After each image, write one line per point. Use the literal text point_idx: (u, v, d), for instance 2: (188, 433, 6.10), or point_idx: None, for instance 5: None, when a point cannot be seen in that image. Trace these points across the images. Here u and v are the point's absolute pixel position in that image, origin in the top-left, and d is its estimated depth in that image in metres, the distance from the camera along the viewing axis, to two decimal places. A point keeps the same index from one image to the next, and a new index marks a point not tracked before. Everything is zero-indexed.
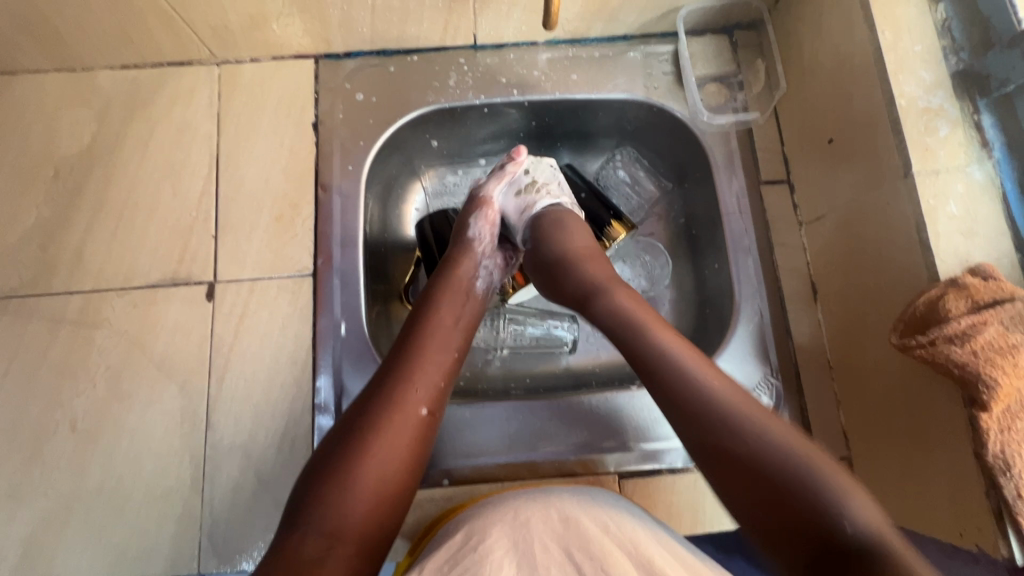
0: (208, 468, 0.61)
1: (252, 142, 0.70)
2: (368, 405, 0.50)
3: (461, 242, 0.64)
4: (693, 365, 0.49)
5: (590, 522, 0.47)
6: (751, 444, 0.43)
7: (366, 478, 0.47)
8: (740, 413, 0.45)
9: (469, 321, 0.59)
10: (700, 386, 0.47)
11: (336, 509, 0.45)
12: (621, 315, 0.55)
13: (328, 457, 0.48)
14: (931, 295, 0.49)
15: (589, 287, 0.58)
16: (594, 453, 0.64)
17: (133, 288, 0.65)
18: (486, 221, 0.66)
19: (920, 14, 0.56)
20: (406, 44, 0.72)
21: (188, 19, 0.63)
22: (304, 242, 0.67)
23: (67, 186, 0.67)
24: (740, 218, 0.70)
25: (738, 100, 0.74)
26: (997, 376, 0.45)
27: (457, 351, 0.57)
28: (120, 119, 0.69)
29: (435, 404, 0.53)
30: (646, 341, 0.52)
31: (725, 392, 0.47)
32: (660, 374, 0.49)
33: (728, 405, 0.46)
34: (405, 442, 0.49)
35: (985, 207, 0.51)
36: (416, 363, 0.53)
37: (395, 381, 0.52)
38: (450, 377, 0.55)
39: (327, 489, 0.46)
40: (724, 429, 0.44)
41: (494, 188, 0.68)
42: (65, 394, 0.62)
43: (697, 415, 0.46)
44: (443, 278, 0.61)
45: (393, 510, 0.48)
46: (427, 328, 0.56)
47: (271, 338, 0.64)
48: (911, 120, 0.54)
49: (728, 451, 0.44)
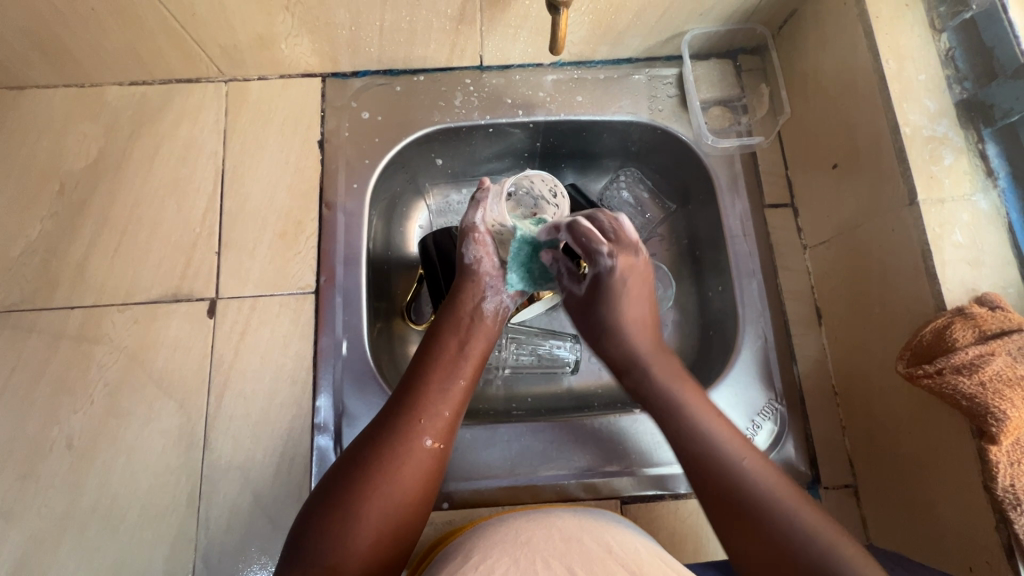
0: (205, 488, 0.60)
1: (258, 159, 0.70)
2: (375, 439, 0.50)
3: (461, 272, 0.62)
4: (730, 447, 0.51)
5: (592, 541, 0.46)
6: (770, 533, 0.46)
7: (370, 516, 0.46)
8: (765, 498, 0.47)
9: (479, 350, 0.59)
10: (736, 469, 0.49)
11: (339, 544, 0.45)
12: (663, 393, 0.56)
13: (332, 490, 0.48)
14: (938, 324, 0.49)
15: (629, 360, 0.59)
16: (596, 477, 0.63)
17: (135, 303, 0.65)
18: (481, 246, 0.62)
19: (923, 44, 0.56)
20: (412, 64, 0.72)
21: (197, 38, 0.64)
22: (307, 259, 0.67)
23: (73, 200, 0.67)
24: (745, 241, 0.70)
25: (742, 124, 0.74)
26: (1007, 409, 0.44)
27: (466, 381, 0.56)
28: (128, 134, 0.70)
29: (443, 436, 0.52)
30: (683, 417, 0.53)
31: (755, 470, 0.49)
32: (696, 452, 0.51)
33: (725, 463, 0.50)
34: (412, 478, 0.49)
35: (990, 235, 0.51)
36: (422, 395, 0.53)
37: (404, 413, 0.52)
38: (458, 407, 0.54)
39: (332, 523, 0.46)
40: (744, 504, 0.47)
41: (478, 211, 0.62)
42: (63, 411, 0.61)
43: (721, 484, 0.49)
44: (450, 306, 0.60)
45: (397, 547, 0.47)
46: (435, 357, 0.56)
47: (271, 356, 0.64)
48: (915, 148, 0.54)
49: (751, 538, 0.46)
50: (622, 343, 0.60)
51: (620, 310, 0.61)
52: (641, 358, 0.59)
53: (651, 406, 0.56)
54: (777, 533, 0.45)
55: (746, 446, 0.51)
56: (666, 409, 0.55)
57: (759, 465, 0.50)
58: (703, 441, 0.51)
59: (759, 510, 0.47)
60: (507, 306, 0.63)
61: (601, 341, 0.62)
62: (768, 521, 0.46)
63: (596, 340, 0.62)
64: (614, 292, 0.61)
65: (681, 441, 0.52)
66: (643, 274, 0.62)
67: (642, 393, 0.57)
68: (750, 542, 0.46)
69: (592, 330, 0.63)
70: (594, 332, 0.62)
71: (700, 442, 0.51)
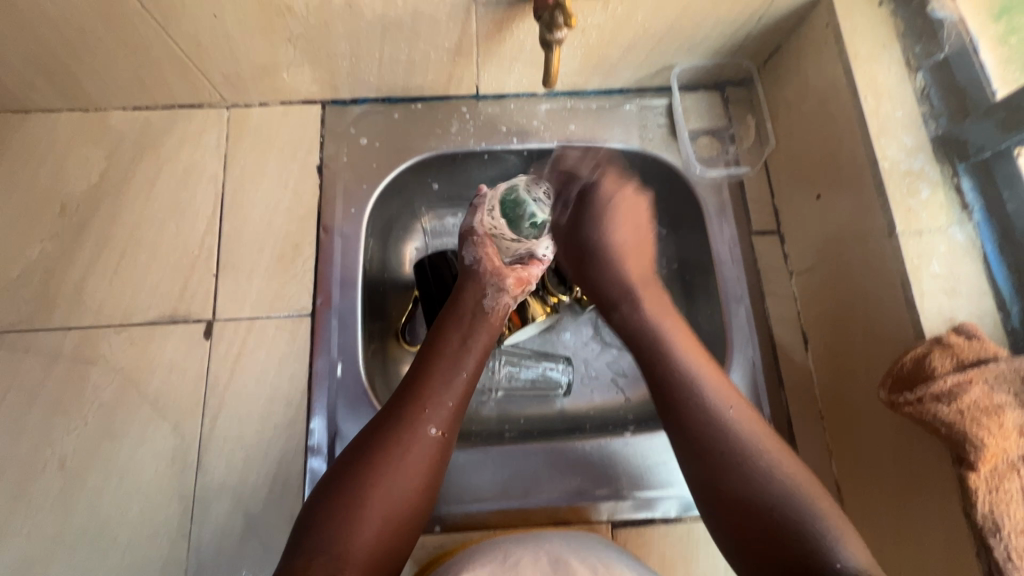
0: (198, 510, 0.60)
1: (258, 183, 0.71)
2: (380, 430, 0.51)
3: (463, 273, 0.65)
4: (715, 396, 0.52)
5: (582, 566, 0.47)
6: (748, 487, 0.47)
7: (375, 501, 0.47)
8: (749, 450, 0.49)
9: (482, 345, 0.60)
10: (718, 413, 0.51)
11: (346, 528, 0.45)
12: (656, 334, 0.59)
13: (339, 478, 0.48)
14: (917, 353, 0.51)
15: (621, 294, 0.64)
16: (587, 501, 0.64)
17: (132, 324, 0.65)
18: (478, 245, 0.66)
19: (900, 82, 0.59)
20: (410, 92, 0.74)
21: (202, 67, 0.66)
22: (304, 282, 0.68)
23: (73, 222, 0.68)
24: (734, 267, 0.72)
25: (729, 153, 0.76)
26: (983, 436, 0.46)
27: (469, 374, 0.57)
28: (130, 157, 0.71)
29: (447, 426, 0.53)
30: (673, 366, 0.55)
31: (742, 424, 0.51)
32: (678, 391, 0.53)
33: (708, 406, 0.52)
34: (417, 466, 0.50)
35: (966, 266, 0.53)
36: (428, 387, 0.54)
37: (408, 403, 0.53)
38: (462, 398, 0.55)
39: (336, 512, 0.46)
40: (722, 447, 0.50)
41: (476, 216, 0.67)
42: (57, 431, 0.61)
43: (700, 432, 0.51)
44: (453, 303, 0.62)
45: (403, 535, 0.48)
46: (439, 349, 0.58)
47: (266, 378, 0.64)
48: (893, 182, 0.56)
49: (721, 490, 0.48)
50: (609, 272, 0.65)
51: (604, 229, 0.67)
52: (631, 296, 0.63)
53: (642, 343, 0.59)
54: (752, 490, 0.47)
55: (737, 400, 0.53)
56: (656, 355, 0.57)
57: (748, 419, 0.51)
58: (684, 381, 0.54)
59: (735, 465, 0.48)
60: (509, 306, 0.64)
61: (586, 259, 0.66)
62: (754, 470, 0.48)
63: (580, 265, 0.67)
64: (602, 208, 0.68)
65: (666, 386, 0.54)
66: (637, 199, 0.69)
67: (632, 330, 0.61)
68: (721, 500, 0.48)
69: (575, 247, 0.67)
70: (579, 250, 0.67)
71: (681, 382, 0.54)
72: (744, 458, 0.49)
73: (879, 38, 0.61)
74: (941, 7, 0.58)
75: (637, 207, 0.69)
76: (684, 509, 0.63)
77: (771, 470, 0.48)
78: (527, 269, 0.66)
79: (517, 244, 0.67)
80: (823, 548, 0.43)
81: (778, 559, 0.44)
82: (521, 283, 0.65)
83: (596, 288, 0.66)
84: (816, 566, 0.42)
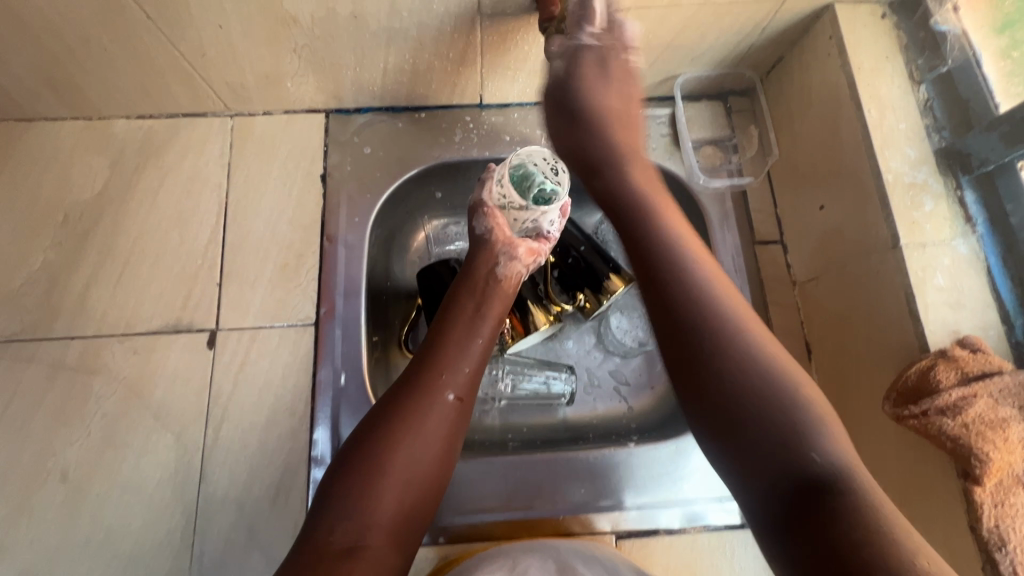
0: (201, 521, 0.60)
1: (261, 192, 0.72)
2: (398, 397, 0.52)
3: (473, 241, 0.65)
4: (700, 274, 0.49)
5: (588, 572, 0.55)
6: (727, 373, 0.44)
7: (397, 463, 0.48)
8: (726, 336, 0.45)
9: (496, 312, 0.61)
10: (699, 292, 0.47)
11: (369, 490, 0.47)
12: (636, 200, 0.54)
13: (360, 444, 0.49)
14: (922, 365, 0.51)
15: (604, 166, 0.57)
16: (591, 511, 0.64)
17: (135, 334, 0.65)
18: (489, 217, 0.64)
19: (902, 94, 0.59)
20: (414, 101, 0.74)
21: (206, 77, 0.66)
22: (308, 291, 0.68)
23: (76, 231, 0.68)
24: (737, 275, 0.72)
25: (733, 163, 0.77)
26: (989, 451, 0.46)
27: (484, 340, 0.59)
28: (133, 166, 0.71)
29: (464, 391, 0.54)
30: (659, 239, 0.51)
31: (731, 310, 0.47)
32: (661, 270, 0.49)
33: (690, 291, 0.47)
34: (437, 428, 0.51)
35: (970, 279, 0.54)
36: (443, 355, 0.56)
37: (425, 370, 0.54)
38: (478, 365, 0.57)
39: (359, 478, 0.47)
40: (700, 334, 0.46)
41: (485, 188, 0.65)
42: (59, 442, 0.61)
43: (682, 313, 0.47)
44: (465, 273, 0.63)
45: (425, 496, 0.50)
46: (453, 318, 0.59)
47: (269, 388, 0.64)
48: (897, 195, 0.56)
49: (704, 377, 0.44)
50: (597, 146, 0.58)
51: (591, 97, 0.58)
52: (618, 167, 0.57)
53: (623, 220, 0.53)
54: (732, 381, 0.43)
55: (719, 276, 0.50)
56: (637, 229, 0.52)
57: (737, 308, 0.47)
58: (670, 262, 0.49)
59: (722, 351, 0.44)
60: (521, 275, 0.65)
61: (568, 132, 0.59)
62: (735, 355, 0.44)
63: (566, 128, 0.59)
64: (586, 74, 0.58)
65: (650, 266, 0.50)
66: (630, 71, 0.60)
67: (613, 196, 0.55)
68: (699, 387, 0.44)
69: (563, 110, 0.59)
70: (566, 111, 0.59)
71: (666, 261, 0.49)
72: (727, 340, 0.45)
73: (882, 51, 0.61)
74: (944, 21, 0.59)
75: (630, 71, 0.60)
76: (688, 520, 0.63)
77: (753, 354, 0.44)
78: (538, 243, 0.66)
79: (527, 216, 0.65)
80: (809, 439, 0.40)
81: (757, 453, 0.41)
82: (533, 252, 0.65)
83: (579, 163, 0.59)
84: (802, 465, 0.39)
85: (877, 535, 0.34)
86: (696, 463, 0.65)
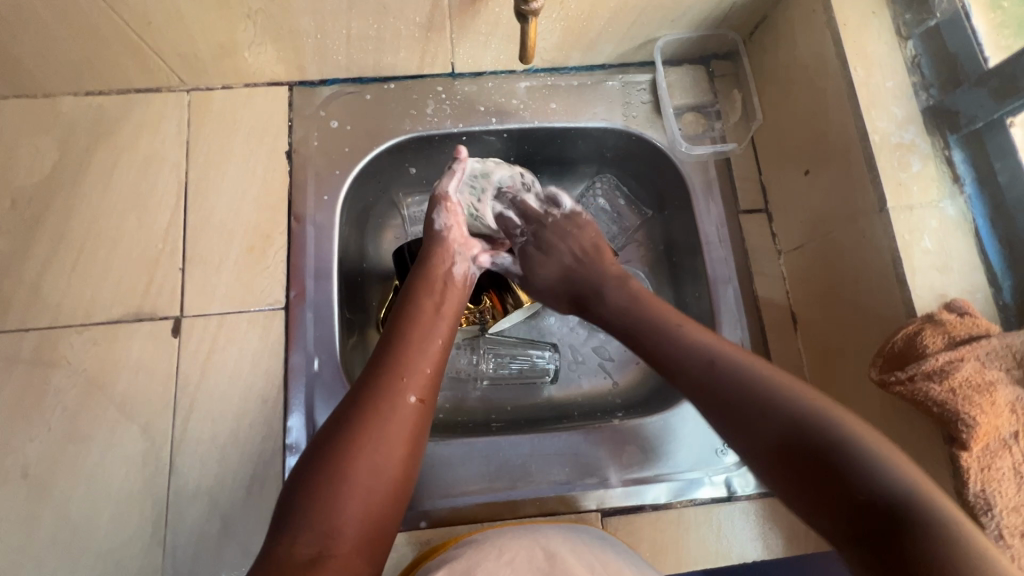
0: (171, 514, 0.58)
1: (223, 172, 0.68)
2: (355, 400, 0.48)
3: (431, 238, 0.62)
4: (707, 339, 0.51)
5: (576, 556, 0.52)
6: (762, 424, 0.44)
7: (359, 468, 0.44)
8: (755, 387, 0.46)
9: (453, 311, 0.58)
10: (701, 352, 0.50)
11: (329, 500, 0.43)
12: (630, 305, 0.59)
13: (316, 454, 0.45)
14: (909, 330, 0.49)
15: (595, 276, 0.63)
16: (575, 490, 0.62)
17: (94, 324, 0.62)
18: (451, 214, 0.63)
19: (890, 51, 0.57)
20: (382, 72, 0.70)
21: (156, 47, 0.62)
22: (276, 274, 0.65)
23: (26, 217, 0.64)
24: (721, 247, 0.70)
25: (716, 130, 0.74)
26: (976, 415, 0.45)
27: (444, 339, 0.55)
28: (84, 146, 0.67)
29: (426, 392, 0.51)
30: (667, 335, 0.54)
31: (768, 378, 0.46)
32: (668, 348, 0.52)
33: (705, 355, 0.50)
34: (398, 431, 0.47)
35: (957, 240, 0.53)
36: (401, 354, 0.52)
37: (382, 374, 0.50)
38: (439, 364, 0.53)
39: (320, 488, 0.43)
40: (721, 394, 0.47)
41: (449, 180, 0.63)
42: (17, 439, 0.58)
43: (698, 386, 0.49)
44: (421, 273, 0.60)
45: (390, 505, 0.45)
46: (411, 318, 0.55)
47: (240, 376, 0.62)
48: (885, 155, 0.55)
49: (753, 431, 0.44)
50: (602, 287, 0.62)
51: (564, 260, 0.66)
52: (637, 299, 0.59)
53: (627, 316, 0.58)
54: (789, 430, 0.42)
55: (720, 343, 0.51)
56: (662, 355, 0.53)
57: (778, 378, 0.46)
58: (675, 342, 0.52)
59: (762, 420, 0.44)
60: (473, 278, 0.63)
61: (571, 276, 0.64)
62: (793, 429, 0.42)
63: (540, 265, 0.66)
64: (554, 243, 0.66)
65: (683, 371, 0.50)
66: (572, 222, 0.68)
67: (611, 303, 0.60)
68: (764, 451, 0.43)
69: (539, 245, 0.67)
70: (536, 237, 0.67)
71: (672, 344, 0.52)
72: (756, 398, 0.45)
73: (867, 7, 0.58)
74: None
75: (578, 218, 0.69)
76: (675, 494, 0.63)
77: (784, 402, 0.44)
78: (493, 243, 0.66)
79: None
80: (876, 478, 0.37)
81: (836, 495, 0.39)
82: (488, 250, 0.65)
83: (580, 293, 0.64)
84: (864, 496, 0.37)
85: (953, 539, 0.33)
86: (679, 438, 0.65)
